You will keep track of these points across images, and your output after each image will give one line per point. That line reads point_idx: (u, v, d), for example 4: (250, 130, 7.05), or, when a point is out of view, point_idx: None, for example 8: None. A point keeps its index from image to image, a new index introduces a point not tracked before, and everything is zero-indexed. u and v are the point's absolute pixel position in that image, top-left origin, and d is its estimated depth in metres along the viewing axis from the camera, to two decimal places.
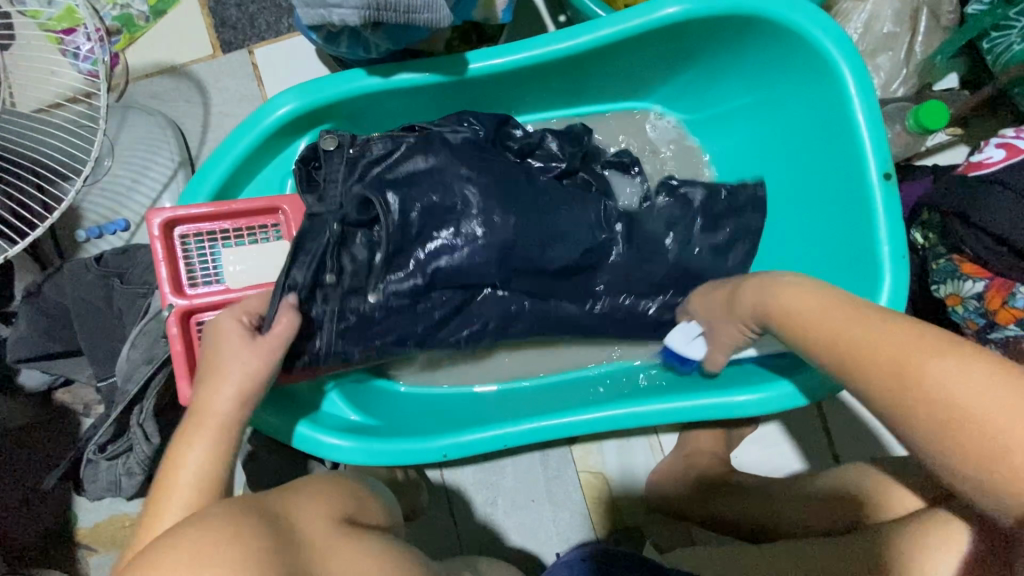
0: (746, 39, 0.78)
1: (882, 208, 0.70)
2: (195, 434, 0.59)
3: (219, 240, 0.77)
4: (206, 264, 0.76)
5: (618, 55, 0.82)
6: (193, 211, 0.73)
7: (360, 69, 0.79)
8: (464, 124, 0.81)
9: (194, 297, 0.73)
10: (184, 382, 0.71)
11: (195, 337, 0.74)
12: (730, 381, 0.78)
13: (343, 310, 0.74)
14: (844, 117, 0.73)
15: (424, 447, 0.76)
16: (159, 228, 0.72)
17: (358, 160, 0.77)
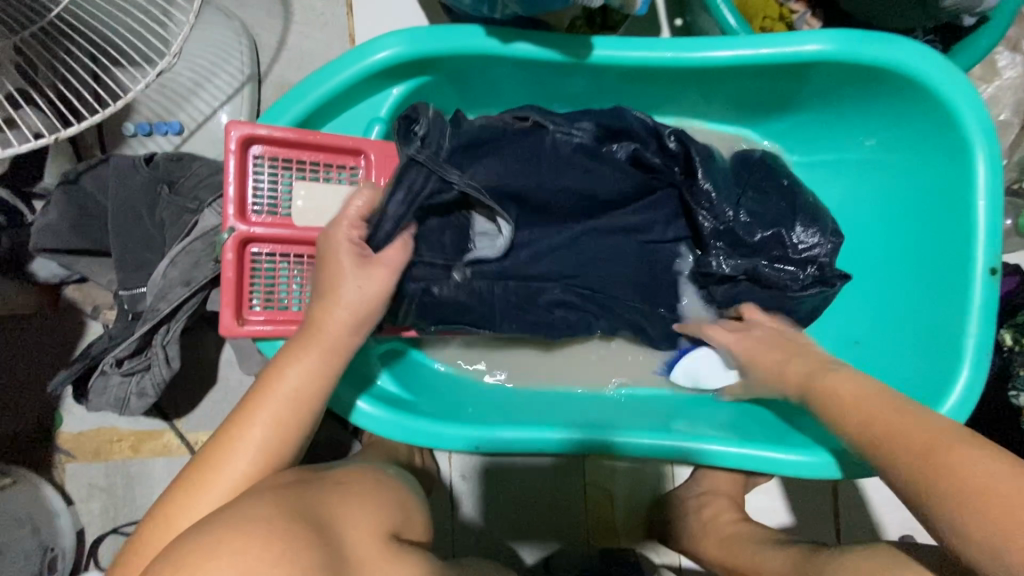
0: (881, 93, 0.75)
1: (978, 303, 0.68)
2: (271, 399, 0.58)
3: (293, 169, 0.71)
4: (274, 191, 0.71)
5: (745, 77, 0.78)
6: (277, 133, 0.67)
7: (479, 27, 0.73)
8: (572, 123, 0.78)
9: (257, 225, 0.68)
10: (228, 311, 0.66)
11: (247, 267, 0.68)
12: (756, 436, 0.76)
13: (427, 283, 0.70)
14: (963, 200, 0.70)
15: (458, 434, 0.72)
16: (235, 143, 0.66)
17: (463, 139, 0.73)
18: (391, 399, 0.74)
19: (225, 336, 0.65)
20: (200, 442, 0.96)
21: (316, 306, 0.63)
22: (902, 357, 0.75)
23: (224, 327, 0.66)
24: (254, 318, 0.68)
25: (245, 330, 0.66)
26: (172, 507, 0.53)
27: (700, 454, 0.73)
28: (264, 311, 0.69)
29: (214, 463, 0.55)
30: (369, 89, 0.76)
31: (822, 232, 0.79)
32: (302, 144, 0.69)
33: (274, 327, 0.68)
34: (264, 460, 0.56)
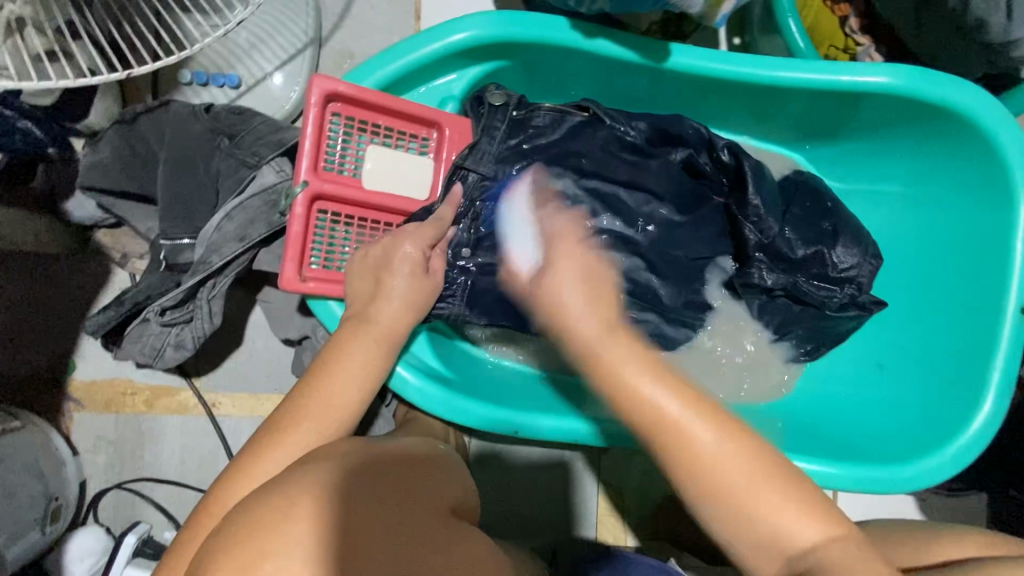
0: (933, 133, 0.78)
1: (1007, 342, 0.72)
2: (338, 377, 0.63)
3: (368, 132, 0.71)
4: (346, 151, 0.70)
5: (806, 101, 0.81)
6: (362, 93, 0.67)
7: (564, 19, 0.74)
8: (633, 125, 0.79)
9: (328, 183, 0.68)
10: (292, 265, 0.66)
11: (313, 222, 0.68)
12: None
13: (474, 270, 0.74)
14: (1001, 241, 0.74)
15: (499, 417, 0.73)
16: (318, 97, 0.66)
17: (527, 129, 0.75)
18: (436, 374, 0.75)
19: (287, 289, 0.65)
20: (218, 402, 0.94)
21: (382, 289, 0.67)
22: (928, 384, 0.79)
23: (285, 279, 0.66)
24: (314, 275, 0.68)
25: (306, 285, 0.66)
26: (244, 466, 0.56)
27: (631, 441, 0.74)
28: (324, 269, 0.69)
29: (289, 423, 0.59)
30: (447, 68, 0.77)
31: (861, 253, 0.82)
32: (383, 107, 0.69)
33: (335, 286, 0.68)
34: (331, 423, 0.60)
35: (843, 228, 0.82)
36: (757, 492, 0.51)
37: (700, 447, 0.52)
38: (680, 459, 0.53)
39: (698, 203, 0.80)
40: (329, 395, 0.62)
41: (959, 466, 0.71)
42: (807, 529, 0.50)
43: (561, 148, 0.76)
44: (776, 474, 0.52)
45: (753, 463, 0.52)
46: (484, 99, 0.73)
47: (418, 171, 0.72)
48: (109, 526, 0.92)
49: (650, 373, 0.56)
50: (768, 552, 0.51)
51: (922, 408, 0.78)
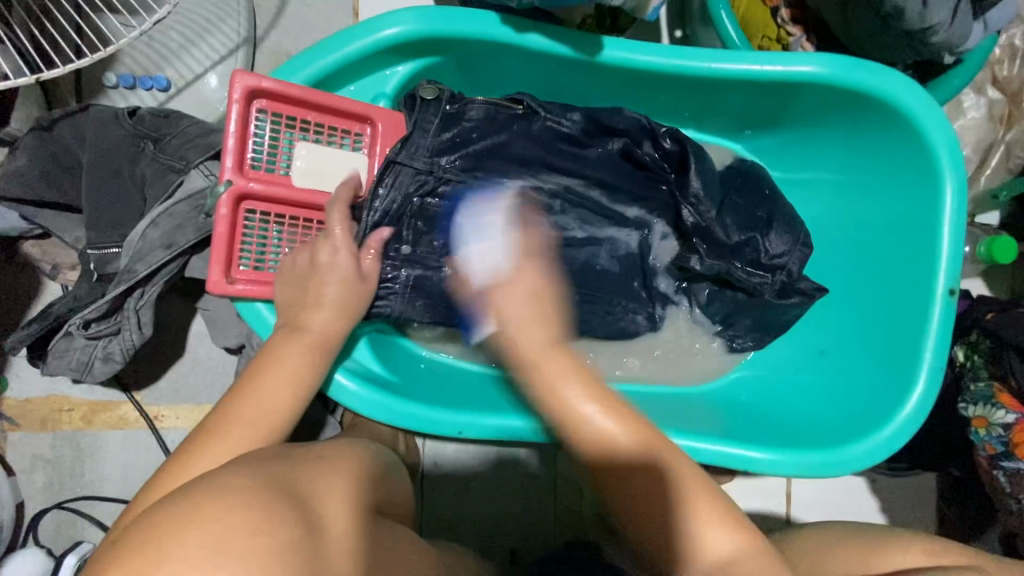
0: (864, 119, 0.79)
1: (937, 322, 0.74)
2: (271, 378, 0.60)
3: (296, 128, 0.69)
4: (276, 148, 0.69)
5: (741, 92, 0.82)
6: (286, 88, 0.65)
7: (493, 13, 0.74)
8: (570, 117, 0.78)
9: (253, 182, 0.66)
10: (217, 268, 0.64)
11: (241, 223, 0.66)
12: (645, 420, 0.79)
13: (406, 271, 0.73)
14: (928, 225, 0.76)
15: (442, 419, 0.72)
16: (240, 92, 0.64)
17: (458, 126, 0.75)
18: (376, 379, 0.74)
19: (214, 294, 0.63)
20: (160, 416, 0.91)
21: (313, 288, 0.65)
22: (865, 367, 0.80)
23: (212, 282, 0.64)
24: (243, 278, 0.66)
25: (236, 288, 0.65)
26: (160, 479, 0.51)
27: None
28: (254, 271, 0.67)
29: (219, 427, 0.55)
30: (378, 65, 0.76)
31: (791, 241, 0.82)
32: (312, 102, 0.67)
33: (266, 288, 0.67)
34: (261, 428, 0.56)
35: (773, 214, 0.83)
36: (659, 500, 0.57)
37: (624, 448, 0.59)
38: (597, 449, 0.59)
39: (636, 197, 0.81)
40: (263, 396, 0.58)
41: (892, 446, 0.73)
42: (720, 539, 0.54)
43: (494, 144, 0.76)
44: (716, 498, 0.57)
45: (690, 488, 0.57)
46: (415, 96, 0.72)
47: (352, 168, 0.71)
48: (50, 547, 0.89)
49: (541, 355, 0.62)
50: (694, 565, 0.54)
51: (862, 392, 0.79)
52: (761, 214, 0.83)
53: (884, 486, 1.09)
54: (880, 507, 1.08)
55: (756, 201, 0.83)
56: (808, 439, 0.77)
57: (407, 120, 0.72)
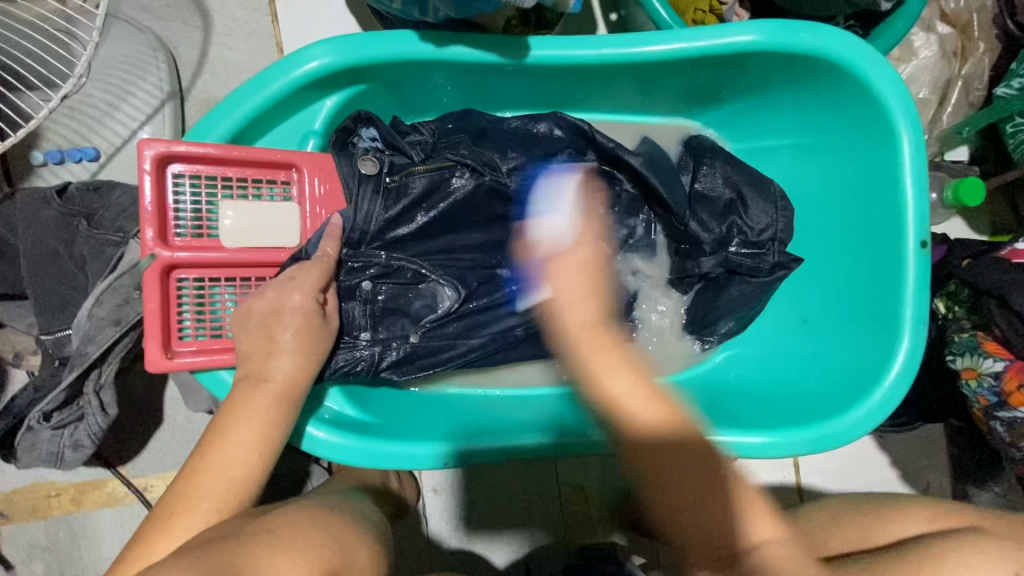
0: (808, 80, 0.77)
1: (913, 274, 0.72)
2: (237, 433, 0.57)
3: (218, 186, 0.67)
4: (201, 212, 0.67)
5: (682, 69, 0.79)
6: (195, 151, 0.63)
7: (411, 31, 0.71)
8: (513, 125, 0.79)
9: (178, 251, 0.64)
10: (155, 347, 0.62)
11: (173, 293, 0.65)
12: None
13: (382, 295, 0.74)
14: (892, 178, 0.73)
15: (425, 453, 0.70)
16: (149, 163, 0.62)
17: (397, 166, 0.72)
18: (352, 424, 0.72)
19: (153, 372, 0.62)
20: (150, 486, 0.90)
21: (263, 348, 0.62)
22: (848, 333, 0.78)
23: (150, 360, 0.62)
24: (185, 349, 0.64)
25: (177, 364, 0.63)
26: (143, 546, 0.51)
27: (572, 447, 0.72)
28: (198, 340, 0.66)
29: (194, 491, 0.54)
30: (303, 104, 0.73)
31: (773, 209, 0.81)
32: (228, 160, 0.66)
33: (212, 354, 0.65)
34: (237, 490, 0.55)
35: (729, 197, 0.81)
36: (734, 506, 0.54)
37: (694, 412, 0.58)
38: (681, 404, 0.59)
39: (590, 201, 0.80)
40: (231, 454, 0.56)
41: (884, 411, 0.72)
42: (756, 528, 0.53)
43: (443, 180, 0.74)
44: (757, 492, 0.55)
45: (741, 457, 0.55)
46: (366, 123, 0.74)
47: (283, 217, 0.69)
48: None
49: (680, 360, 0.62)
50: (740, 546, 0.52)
51: (849, 356, 0.77)
52: (706, 197, 0.82)
53: (891, 440, 1.08)
54: (891, 461, 1.07)
55: (706, 182, 0.82)
56: (802, 416, 0.75)
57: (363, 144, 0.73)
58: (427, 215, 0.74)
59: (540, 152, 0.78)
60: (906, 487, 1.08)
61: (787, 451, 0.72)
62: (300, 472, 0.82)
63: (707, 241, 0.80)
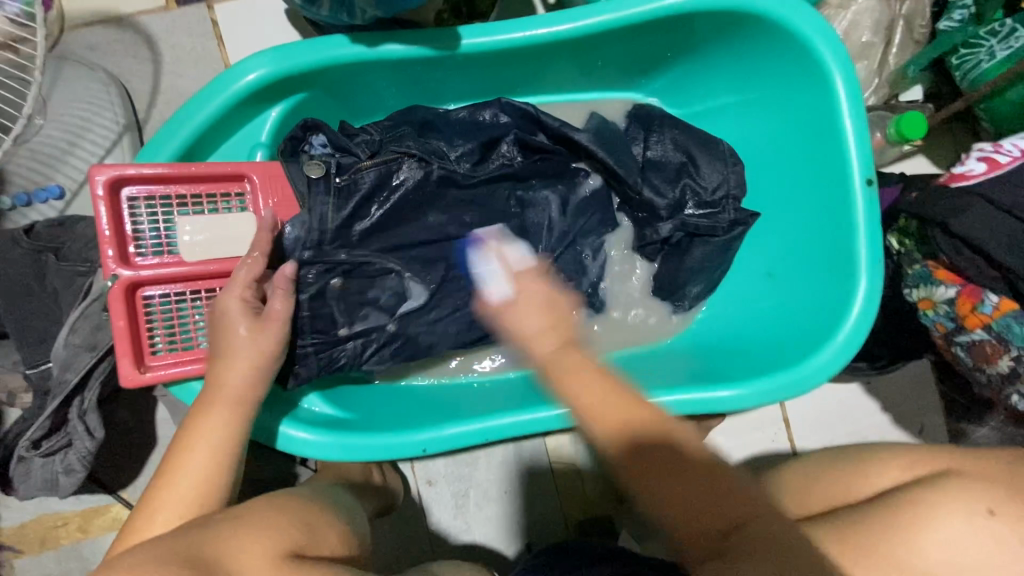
0: (738, 36, 0.77)
1: (862, 213, 0.72)
2: (205, 427, 0.60)
3: (173, 204, 0.69)
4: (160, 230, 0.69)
5: (614, 41, 0.80)
6: (145, 171, 0.65)
7: (342, 35, 0.73)
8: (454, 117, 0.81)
9: (139, 269, 0.66)
10: (127, 362, 0.65)
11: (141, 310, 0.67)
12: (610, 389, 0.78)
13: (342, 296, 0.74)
14: (831, 120, 0.74)
15: (402, 441, 0.72)
16: (103, 187, 0.65)
17: (343, 166, 0.74)
18: (330, 422, 0.74)
19: (128, 388, 0.64)
20: None
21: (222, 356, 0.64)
22: (808, 280, 0.79)
23: (124, 375, 0.64)
24: (158, 363, 0.67)
25: (150, 376, 0.65)
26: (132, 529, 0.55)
27: (545, 421, 0.74)
28: (168, 353, 0.68)
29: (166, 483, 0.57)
30: (249, 117, 0.76)
31: (722, 166, 0.82)
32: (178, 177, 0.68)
33: (182, 366, 0.67)
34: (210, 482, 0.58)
35: (678, 159, 0.82)
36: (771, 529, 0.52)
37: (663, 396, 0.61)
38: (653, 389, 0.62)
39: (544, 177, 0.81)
40: (202, 450, 0.59)
41: (849, 351, 0.72)
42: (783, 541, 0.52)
43: (389, 174, 0.75)
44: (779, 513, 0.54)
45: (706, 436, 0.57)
46: (312, 129, 0.76)
47: (239, 227, 0.71)
48: None
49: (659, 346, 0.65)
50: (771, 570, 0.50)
51: (811, 301, 0.78)
52: (655, 163, 0.82)
53: (879, 385, 1.08)
54: (882, 406, 1.08)
55: (653, 148, 0.83)
56: (771, 365, 0.75)
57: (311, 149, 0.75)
58: (380, 207, 0.75)
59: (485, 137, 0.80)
60: (900, 430, 1.08)
61: (758, 400, 0.73)
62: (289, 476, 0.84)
63: (661, 206, 0.81)
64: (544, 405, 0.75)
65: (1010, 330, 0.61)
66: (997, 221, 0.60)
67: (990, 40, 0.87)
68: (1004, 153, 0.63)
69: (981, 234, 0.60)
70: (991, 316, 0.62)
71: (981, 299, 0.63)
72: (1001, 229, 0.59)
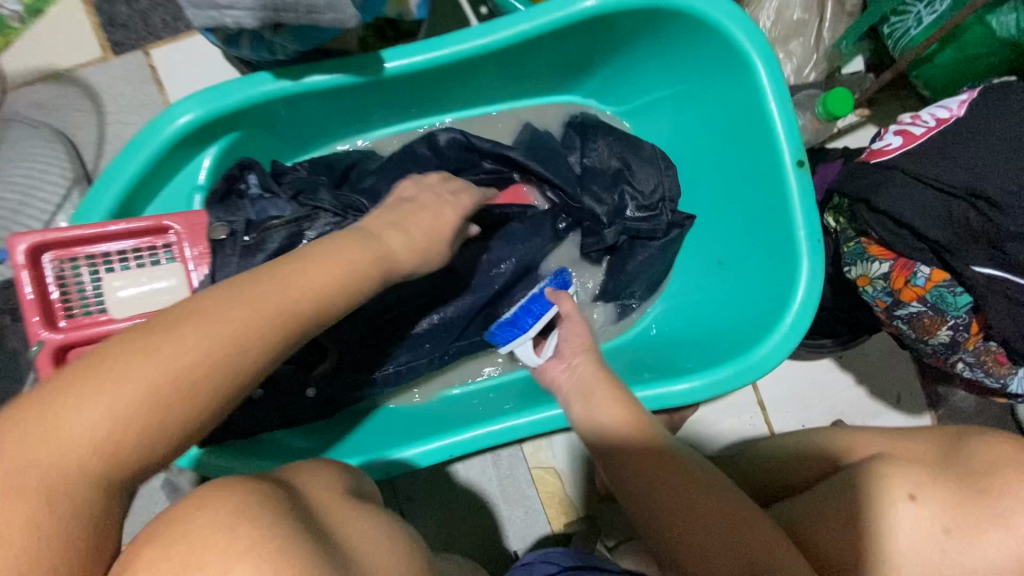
0: (659, 31, 0.78)
1: (796, 196, 0.72)
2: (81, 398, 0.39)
3: (100, 263, 0.70)
4: (85, 293, 0.69)
5: (539, 49, 0.80)
6: (67, 233, 0.67)
7: (265, 72, 0.74)
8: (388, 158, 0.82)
9: (69, 331, 0.66)
10: None
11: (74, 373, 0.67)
12: None
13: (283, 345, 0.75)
14: (757, 107, 0.74)
15: (366, 465, 0.73)
16: (25, 255, 0.66)
17: (256, 223, 0.73)
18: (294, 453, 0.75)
19: None
20: None
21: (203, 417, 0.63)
22: (756, 265, 0.78)
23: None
24: None
25: None
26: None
27: (505, 433, 0.74)
28: None
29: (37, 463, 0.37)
30: (183, 162, 0.77)
31: (656, 170, 0.83)
32: (104, 235, 0.69)
33: None
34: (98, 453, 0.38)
35: (609, 169, 0.83)
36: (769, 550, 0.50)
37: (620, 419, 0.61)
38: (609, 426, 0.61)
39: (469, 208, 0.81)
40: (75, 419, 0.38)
41: (799, 332, 0.72)
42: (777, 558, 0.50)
43: (302, 230, 0.73)
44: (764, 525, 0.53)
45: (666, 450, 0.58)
46: (233, 184, 0.77)
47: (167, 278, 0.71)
48: None
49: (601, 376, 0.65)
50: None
51: (758, 287, 0.78)
52: (586, 177, 0.83)
53: (852, 359, 1.08)
54: (857, 379, 1.08)
55: (586, 159, 0.84)
56: (726, 355, 0.75)
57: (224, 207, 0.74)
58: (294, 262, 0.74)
59: (422, 157, 0.81)
60: (878, 401, 1.08)
61: (713, 390, 0.73)
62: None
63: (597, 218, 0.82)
64: (503, 418, 0.75)
65: (944, 300, 0.61)
66: (918, 194, 0.60)
67: (918, 5, 0.85)
68: (918, 125, 0.64)
69: (904, 207, 0.60)
70: (925, 288, 0.62)
71: (914, 272, 0.62)
72: (922, 200, 0.60)
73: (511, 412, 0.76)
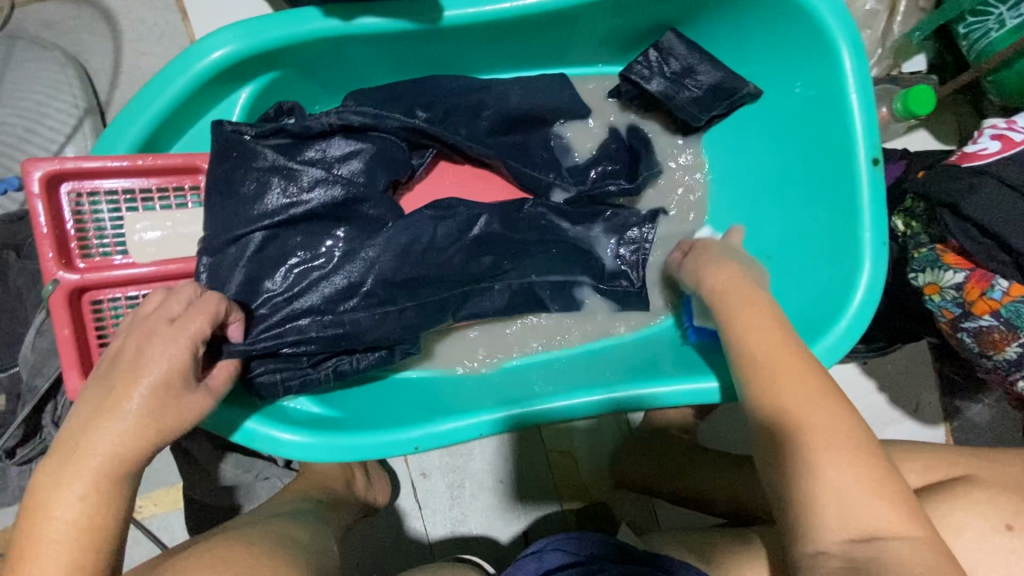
0: (737, 4, 0.73)
1: (869, 192, 0.69)
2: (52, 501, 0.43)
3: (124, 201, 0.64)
4: (104, 231, 0.64)
5: (601, 13, 0.74)
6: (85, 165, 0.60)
7: (314, 8, 0.67)
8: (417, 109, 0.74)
9: (87, 272, 0.61)
10: (74, 372, 0.59)
11: (90, 319, 0.62)
12: (617, 377, 0.74)
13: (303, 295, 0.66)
14: (837, 94, 0.70)
15: (392, 439, 0.68)
16: (39, 183, 0.59)
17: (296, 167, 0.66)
18: (317, 421, 0.70)
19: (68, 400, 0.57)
20: (139, 507, 0.85)
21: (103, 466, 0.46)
22: (814, 264, 0.74)
23: (71, 389, 0.58)
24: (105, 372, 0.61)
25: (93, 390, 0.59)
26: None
27: (548, 414, 0.70)
28: None
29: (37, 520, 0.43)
30: (213, 98, 0.70)
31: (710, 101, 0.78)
32: (130, 173, 0.63)
33: None
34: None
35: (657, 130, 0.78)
36: (833, 461, 0.46)
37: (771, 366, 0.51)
38: (764, 397, 0.50)
39: (509, 165, 0.75)
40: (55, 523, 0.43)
41: (852, 338, 0.68)
42: (881, 512, 0.44)
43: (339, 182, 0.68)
44: (852, 448, 0.46)
45: (842, 435, 0.47)
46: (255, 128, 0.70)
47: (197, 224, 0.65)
48: None
49: (776, 348, 0.53)
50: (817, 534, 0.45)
51: (815, 287, 0.73)
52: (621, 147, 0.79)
53: (878, 367, 1.05)
54: (880, 387, 1.05)
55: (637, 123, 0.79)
56: None
57: (246, 143, 0.65)
58: (324, 221, 0.67)
59: (467, 117, 0.75)
60: (898, 413, 1.05)
61: None
62: (263, 481, 0.81)
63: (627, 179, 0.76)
64: (540, 399, 0.71)
65: (1019, 316, 0.60)
66: (1008, 203, 0.58)
67: (1000, 7, 0.81)
68: (1017, 131, 0.63)
69: (991, 216, 0.59)
70: (1000, 302, 0.60)
71: (991, 285, 0.61)
72: (1011, 211, 0.58)
73: (552, 394, 0.71)
